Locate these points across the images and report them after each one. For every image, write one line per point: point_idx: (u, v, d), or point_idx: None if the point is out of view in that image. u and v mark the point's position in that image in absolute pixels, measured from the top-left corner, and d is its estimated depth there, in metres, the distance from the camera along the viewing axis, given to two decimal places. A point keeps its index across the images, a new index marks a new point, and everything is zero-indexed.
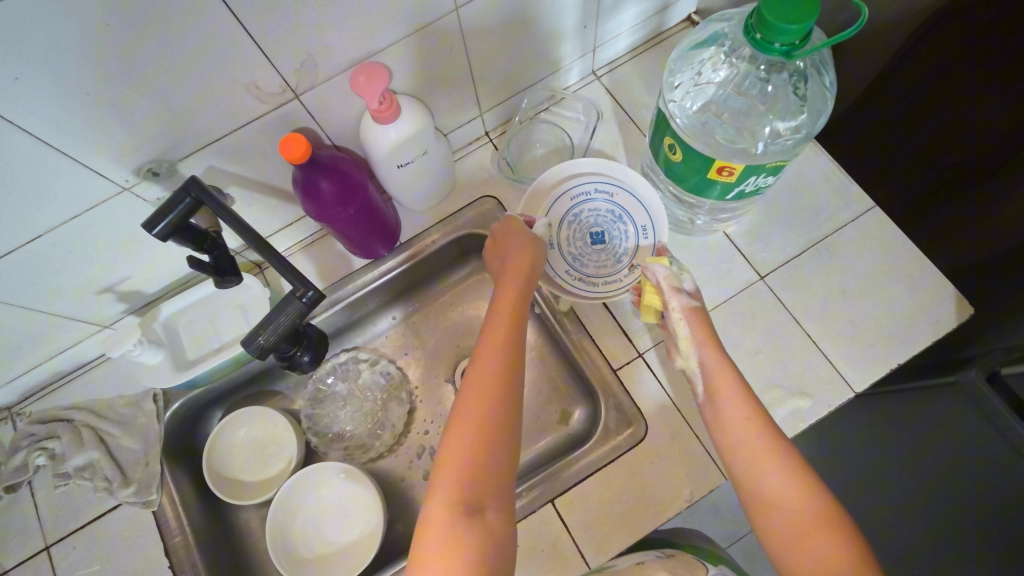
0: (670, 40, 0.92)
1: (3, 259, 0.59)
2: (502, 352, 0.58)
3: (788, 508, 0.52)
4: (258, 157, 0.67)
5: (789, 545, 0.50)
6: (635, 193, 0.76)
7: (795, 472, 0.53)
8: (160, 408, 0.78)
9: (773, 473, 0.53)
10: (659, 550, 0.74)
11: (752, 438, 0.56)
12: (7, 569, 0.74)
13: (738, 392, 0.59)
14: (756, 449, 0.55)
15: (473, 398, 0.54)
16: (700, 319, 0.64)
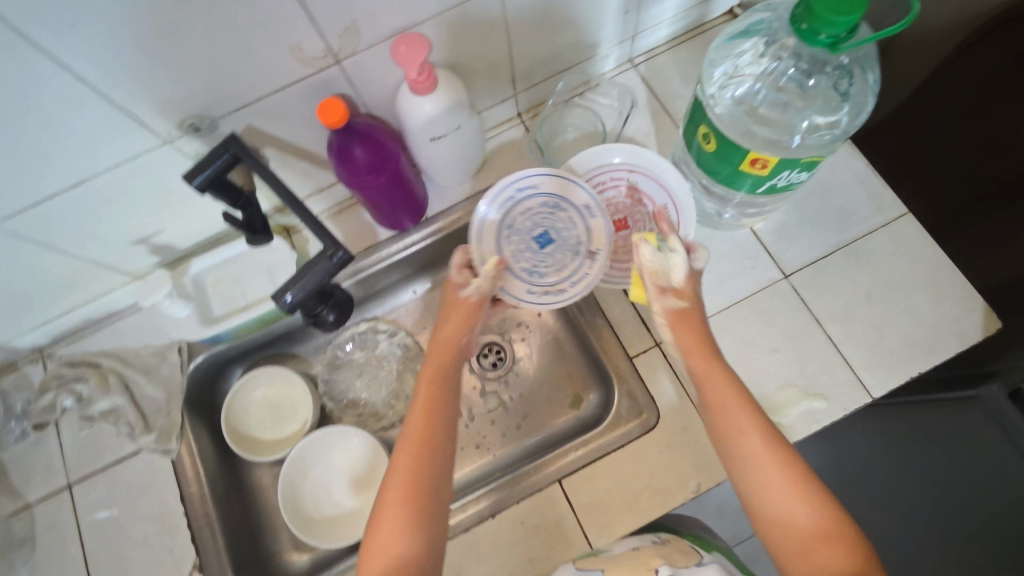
0: (711, 33, 0.91)
1: (46, 201, 0.61)
2: (424, 449, 0.58)
3: (795, 517, 0.52)
4: (295, 121, 0.68)
5: (796, 551, 0.51)
6: (558, 176, 0.72)
7: (801, 482, 0.53)
8: (184, 361, 0.80)
9: (781, 482, 0.53)
10: (655, 535, 0.69)
11: (758, 448, 0.55)
12: (31, 502, 0.77)
13: (733, 401, 0.58)
14: (761, 459, 0.54)
15: (392, 508, 0.55)
16: (688, 322, 0.64)
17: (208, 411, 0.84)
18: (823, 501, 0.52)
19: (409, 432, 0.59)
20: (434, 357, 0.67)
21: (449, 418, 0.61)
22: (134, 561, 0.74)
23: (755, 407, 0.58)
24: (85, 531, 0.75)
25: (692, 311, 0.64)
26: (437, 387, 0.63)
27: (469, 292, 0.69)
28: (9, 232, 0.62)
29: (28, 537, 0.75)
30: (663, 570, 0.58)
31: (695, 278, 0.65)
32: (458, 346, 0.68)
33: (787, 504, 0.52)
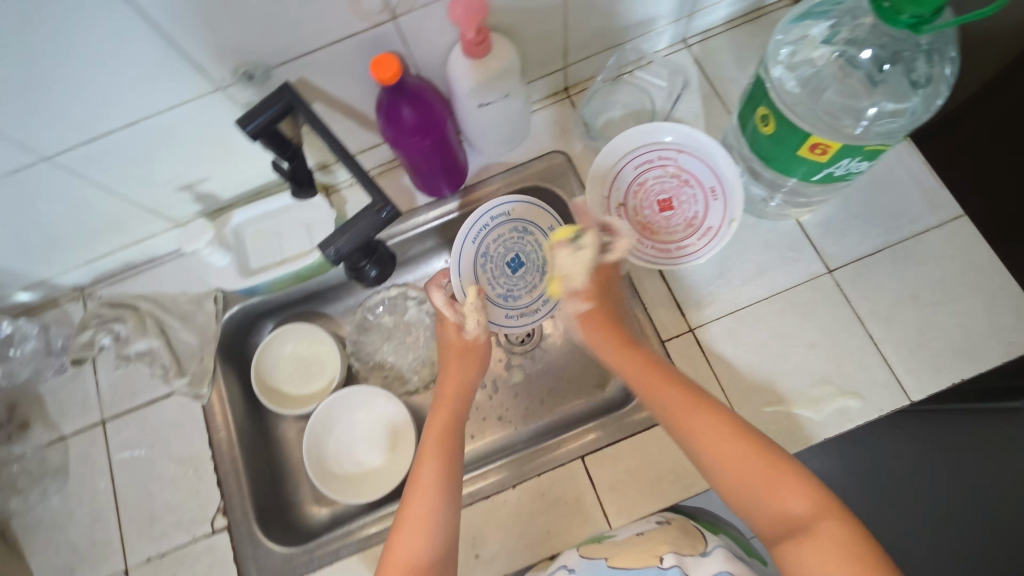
0: (772, 15, 0.87)
1: (100, 140, 0.62)
2: (439, 482, 0.60)
3: (744, 468, 0.52)
4: (345, 77, 0.67)
5: (748, 497, 0.51)
6: (528, 201, 0.78)
7: (739, 436, 0.53)
8: (219, 310, 0.82)
9: (723, 438, 0.54)
10: (660, 516, 0.67)
11: (727, 438, 0.53)
12: (65, 435, 0.79)
13: (659, 380, 0.61)
14: (695, 423, 0.56)
15: (405, 545, 0.56)
16: (599, 313, 0.68)
17: (238, 361, 0.85)
18: (765, 448, 0.52)
19: (420, 479, 0.60)
20: (443, 406, 0.68)
21: (458, 462, 0.63)
22: (161, 499, 0.76)
23: (679, 381, 0.60)
24: (116, 466, 0.78)
25: (598, 295, 0.69)
26: (449, 435, 0.65)
27: (475, 331, 0.72)
28: (60, 167, 0.63)
29: (62, 467, 0.78)
30: (666, 559, 0.58)
31: (601, 265, 0.70)
32: (466, 397, 0.70)
33: (732, 455, 0.52)
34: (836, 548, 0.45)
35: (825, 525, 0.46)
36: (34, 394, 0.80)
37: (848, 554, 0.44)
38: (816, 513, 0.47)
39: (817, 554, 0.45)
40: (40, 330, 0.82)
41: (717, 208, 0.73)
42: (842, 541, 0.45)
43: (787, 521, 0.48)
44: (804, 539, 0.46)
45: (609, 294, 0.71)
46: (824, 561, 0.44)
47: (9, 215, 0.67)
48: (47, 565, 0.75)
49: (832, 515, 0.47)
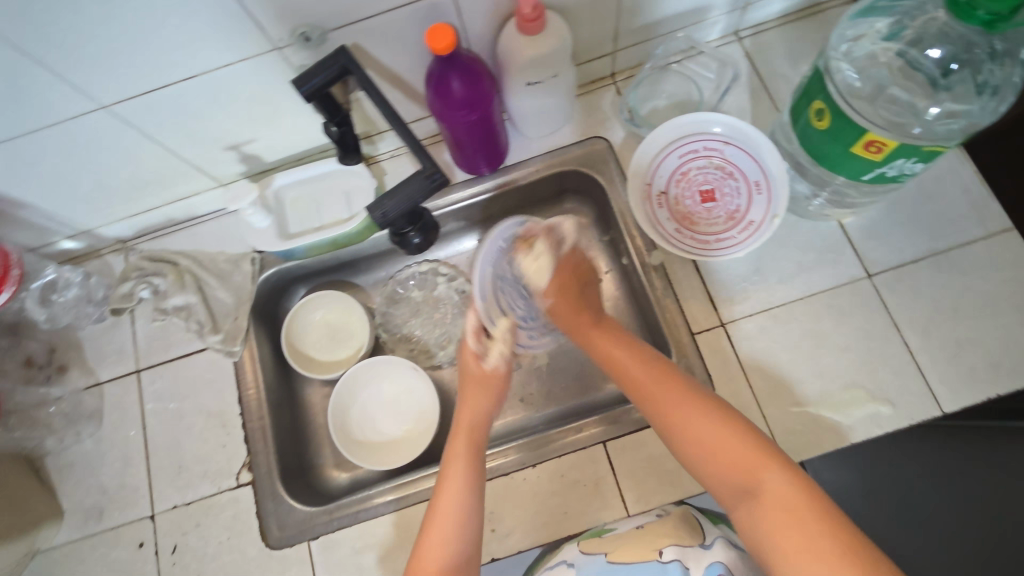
0: (828, 13, 0.85)
1: (157, 93, 0.63)
2: (464, 488, 0.60)
3: (702, 436, 0.55)
4: (398, 46, 0.67)
5: (705, 462, 0.54)
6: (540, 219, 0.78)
7: (695, 403, 0.57)
8: (255, 271, 0.83)
9: (682, 406, 0.57)
10: (659, 509, 0.67)
11: (708, 427, 0.54)
12: (101, 381, 0.81)
13: (622, 355, 0.65)
14: (657, 393, 0.59)
15: (434, 546, 0.57)
16: (561, 297, 0.71)
17: (269, 323, 0.87)
18: (717, 413, 0.55)
19: (440, 509, 0.59)
20: (458, 438, 0.66)
21: (478, 480, 0.62)
22: (190, 450, 0.78)
23: (638, 355, 0.64)
24: (148, 415, 0.80)
25: (567, 281, 0.72)
26: (468, 461, 0.63)
27: (495, 363, 0.71)
28: (117, 117, 0.65)
29: (96, 412, 0.80)
30: (666, 553, 0.57)
31: (565, 253, 0.73)
32: (481, 425, 0.68)
33: (688, 423, 0.56)
34: (784, 502, 0.47)
35: (772, 482, 0.49)
36: (73, 339, 0.83)
37: (792, 508, 0.47)
38: (762, 470, 0.50)
39: (767, 509, 0.48)
40: (82, 277, 0.83)
41: (760, 201, 0.74)
42: (788, 496, 0.48)
43: (739, 480, 0.51)
44: (755, 496, 0.49)
45: (584, 279, 0.73)
46: (771, 515, 0.48)
47: (65, 161, 0.69)
48: (78, 505, 0.77)
49: (777, 469, 0.50)
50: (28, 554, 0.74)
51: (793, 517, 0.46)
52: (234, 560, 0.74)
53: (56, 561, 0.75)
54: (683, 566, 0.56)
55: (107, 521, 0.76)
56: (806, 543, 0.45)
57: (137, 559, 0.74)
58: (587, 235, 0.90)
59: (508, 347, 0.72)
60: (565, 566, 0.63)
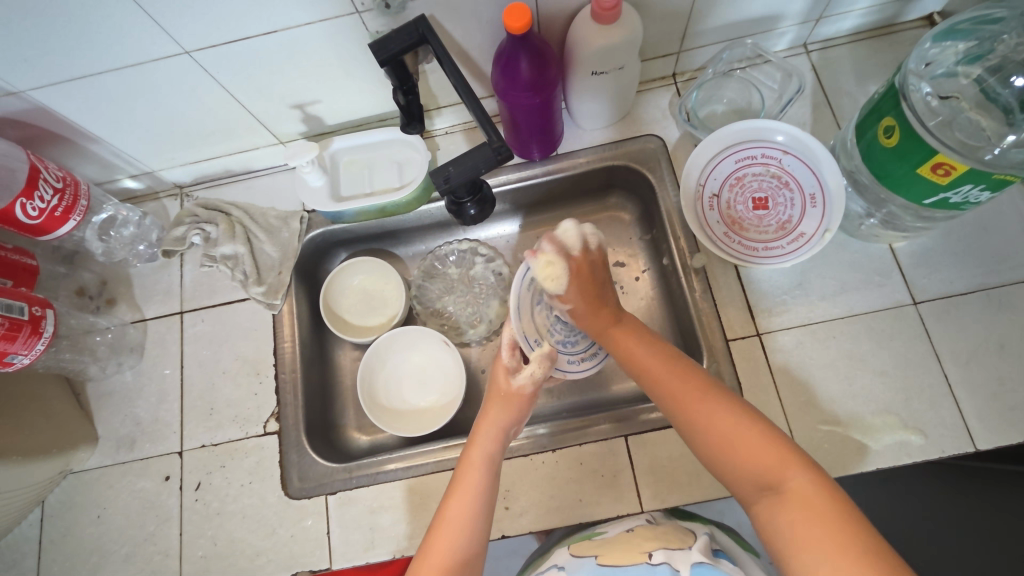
0: (901, 35, 0.84)
1: (238, 44, 0.65)
2: (473, 496, 0.60)
3: (725, 435, 0.54)
4: (471, 22, 0.68)
5: (728, 461, 0.54)
6: None
7: (719, 404, 0.56)
8: (303, 230, 0.86)
9: (707, 405, 0.57)
10: (651, 516, 0.68)
11: (731, 425, 0.54)
12: (147, 317, 0.85)
13: (644, 352, 0.64)
14: (680, 391, 0.59)
15: (442, 542, 0.57)
16: (580, 300, 0.68)
17: (309, 282, 0.89)
18: (743, 414, 0.55)
19: (450, 512, 0.59)
20: (475, 444, 0.65)
21: (490, 487, 0.62)
22: (222, 393, 0.81)
23: (661, 350, 0.64)
24: (186, 355, 0.83)
25: (584, 280, 0.67)
26: (486, 469, 0.62)
27: (523, 381, 0.69)
28: (197, 63, 0.67)
29: (138, 346, 0.83)
30: (655, 556, 0.58)
31: (578, 254, 0.68)
32: (501, 436, 0.66)
33: (712, 422, 0.55)
34: (808, 504, 0.48)
35: (797, 481, 0.49)
36: (123, 275, 0.86)
37: (818, 511, 0.47)
38: (787, 469, 0.50)
39: (791, 510, 0.48)
40: (139, 217, 0.88)
41: (813, 215, 0.73)
42: (812, 499, 0.48)
43: (763, 479, 0.51)
44: (777, 496, 0.50)
45: (600, 275, 0.69)
46: (795, 514, 0.48)
47: (142, 101, 0.72)
48: (112, 432, 0.80)
49: (801, 471, 0.50)
50: (62, 473, 0.77)
51: (816, 519, 0.47)
52: (253, 504, 0.76)
53: (86, 483, 0.78)
54: (673, 569, 0.56)
55: (137, 451, 0.79)
56: (828, 543, 0.46)
57: (162, 491, 0.77)
58: (629, 233, 0.90)
59: (546, 369, 0.69)
60: (556, 570, 0.64)
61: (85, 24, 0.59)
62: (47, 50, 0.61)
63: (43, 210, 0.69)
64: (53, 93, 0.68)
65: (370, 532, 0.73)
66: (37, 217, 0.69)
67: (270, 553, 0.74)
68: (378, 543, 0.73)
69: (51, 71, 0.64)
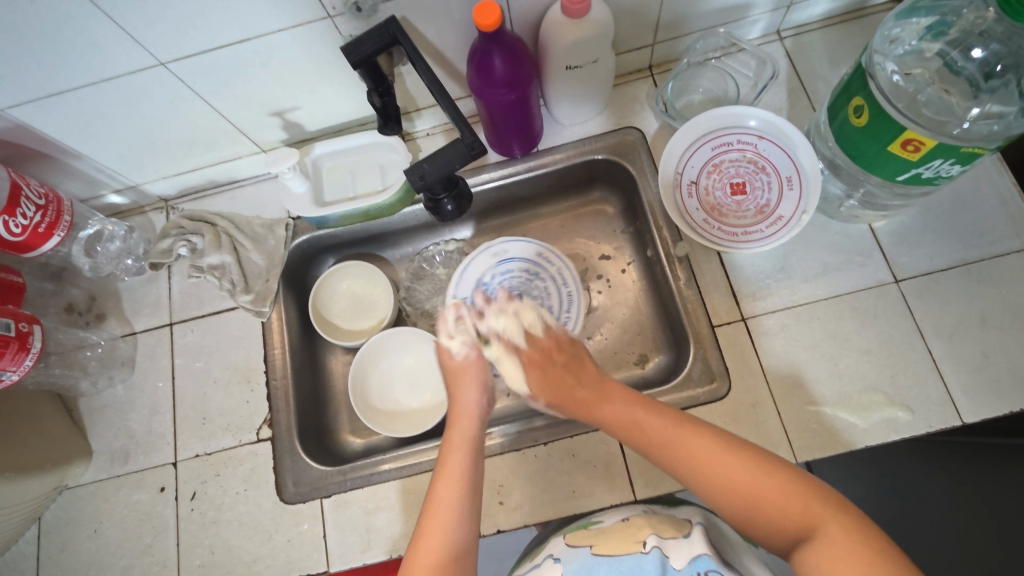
0: (872, 18, 0.85)
1: (211, 52, 0.66)
2: (460, 481, 0.60)
3: (747, 490, 0.53)
4: (444, 22, 0.69)
5: (752, 513, 0.53)
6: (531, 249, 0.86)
7: (736, 455, 0.55)
8: (288, 237, 0.86)
9: (722, 464, 0.55)
10: (648, 506, 0.68)
11: (744, 470, 0.54)
12: (136, 331, 0.85)
13: (640, 413, 0.61)
14: (691, 449, 0.57)
15: (437, 527, 0.57)
16: (553, 384, 0.67)
17: (297, 289, 0.89)
18: (757, 462, 0.54)
19: (438, 498, 0.59)
20: (455, 431, 0.66)
21: (477, 468, 0.62)
22: (214, 402, 0.81)
23: (660, 408, 0.61)
24: (177, 368, 0.83)
25: (542, 371, 0.67)
26: (468, 452, 0.63)
27: (463, 352, 0.69)
28: (174, 75, 0.68)
29: (129, 360, 0.84)
30: (648, 543, 0.59)
31: (528, 343, 0.68)
32: (476, 417, 0.67)
33: (726, 473, 0.54)
34: (841, 545, 0.47)
35: (827, 521, 0.49)
36: (112, 290, 0.86)
37: (851, 552, 0.46)
38: (813, 513, 0.50)
39: (822, 552, 0.47)
40: (125, 231, 0.88)
41: (791, 197, 0.74)
42: (844, 540, 0.47)
43: (793, 527, 0.51)
44: (807, 541, 0.49)
45: (562, 353, 0.68)
46: (826, 557, 0.47)
47: (120, 115, 0.72)
48: (106, 447, 0.80)
49: (830, 513, 0.49)
50: (57, 489, 0.77)
51: (845, 556, 0.46)
52: (249, 511, 0.76)
53: (82, 498, 0.78)
54: (663, 554, 0.57)
55: (132, 464, 0.79)
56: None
57: (157, 502, 0.77)
58: (613, 226, 0.90)
59: (473, 333, 0.70)
60: (552, 561, 0.63)
61: (58, 41, 0.60)
62: (22, 67, 0.62)
63: (27, 226, 0.70)
64: (31, 110, 0.68)
65: (367, 533, 0.73)
66: (21, 234, 0.69)
67: (268, 558, 0.74)
68: (374, 544, 0.73)
69: (28, 88, 0.65)
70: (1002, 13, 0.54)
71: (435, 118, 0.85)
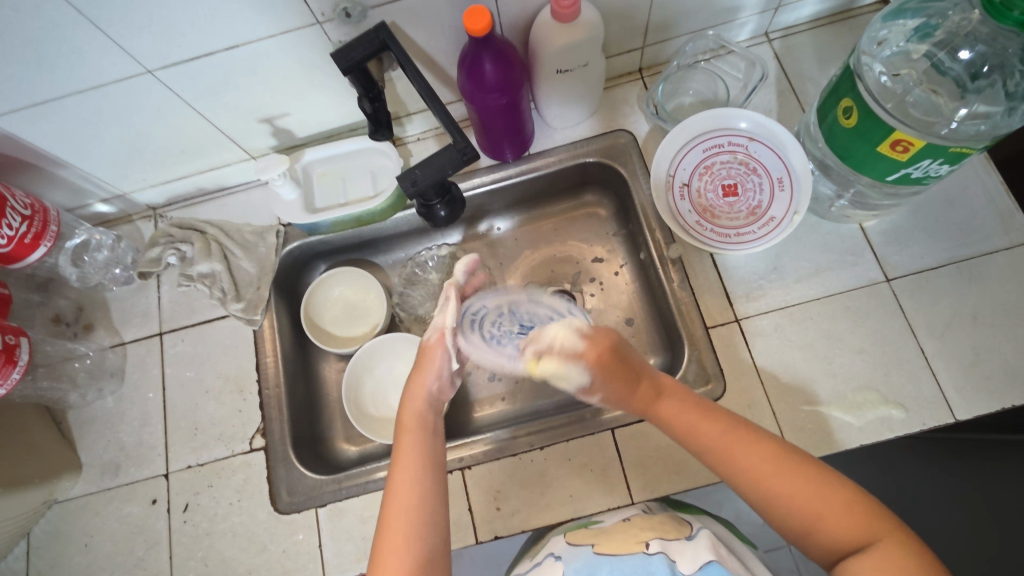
0: (858, 19, 0.86)
1: (198, 59, 0.65)
2: (419, 473, 0.58)
3: (801, 504, 0.51)
4: (434, 26, 0.69)
5: (806, 526, 0.51)
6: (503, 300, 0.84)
7: (792, 466, 0.53)
8: (279, 244, 0.85)
9: (782, 476, 0.52)
10: (647, 505, 0.68)
11: (805, 482, 0.51)
12: (125, 341, 0.84)
13: (696, 416, 0.58)
14: (752, 462, 0.54)
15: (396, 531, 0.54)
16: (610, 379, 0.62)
17: (289, 295, 0.88)
18: (816, 475, 0.52)
19: (396, 488, 0.57)
20: (408, 414, 0.64)
21: (431, 451, 0.61)
22: (206, 412, 0.80)
23: (717, 414, 0.58)
24: (168, 378, 0.82)
25: (603, 364, 0.62)
26: (420, 435, 0.62)
27: (435, 334, 0.69)
28: (160, 82, 0.67)
29: (119, 370, 0.83)
30: (652, 546, 0.58)
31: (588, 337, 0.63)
32: (429, 398, 0.66)
33: (785, 487, 0.52)
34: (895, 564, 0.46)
35: (884, 540, 0.48)
36: (100, 300, 0.85)
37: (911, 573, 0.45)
38: (871, 530, 0.48)
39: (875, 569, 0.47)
40: (113, 240, 0.87)
41: (782, 198, 0.74)
42: (897, 560, 0.46)
43: (843, 540, 0.49)
44: (859, 554, 0.48)
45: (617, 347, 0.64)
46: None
47: (106, 123, 0.71)
48: (96, 459, 0.79)
49: (887, 532, 0.48)
50: (47, 503, 0.76)
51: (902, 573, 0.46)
52: (244, 521, 0.75)
53: (73, 512, 0.77)
54: (670, 559, 0.56)
55: (123, 476, 0.78)
56: None
57: (150, 515, 0.76)
58: (607, 228, 0.90)
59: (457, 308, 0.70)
60: (553, 560, 0.62)
61: (39, 48, 0.59)
62: (6, 76, 0.61)
63: (12, 237, 0.69)
64: (16, 119, 0.67)
65: (363, 542, 0.73)
66: (7, 245, 0.68)
67: (263, 569, 0.73)
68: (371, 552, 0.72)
69: (11, 97, 0.64)
70: (986, 14, 0.55)
71: (426, 122, 0.85)
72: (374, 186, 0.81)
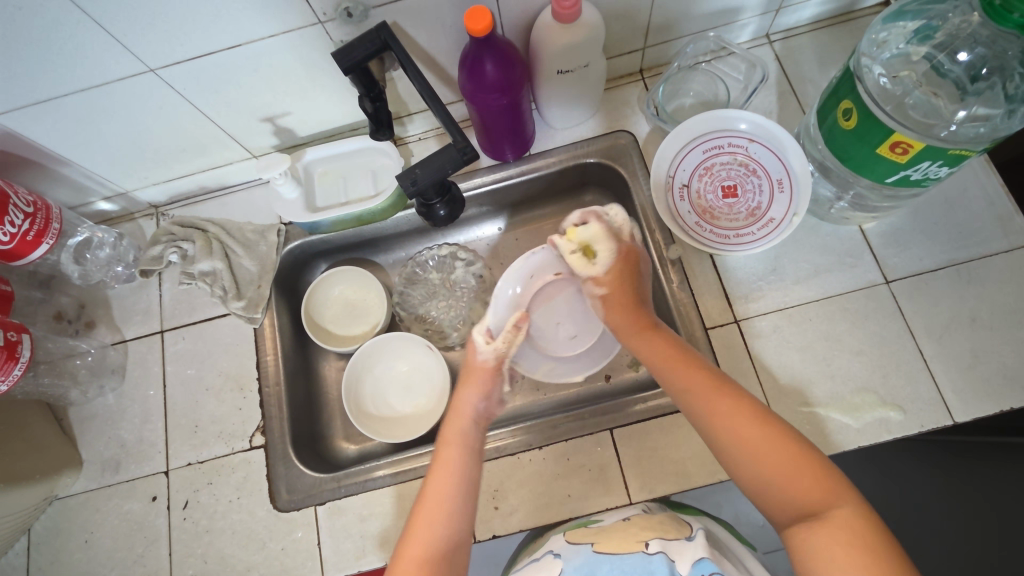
0: (859, 22, 0.86)
1: (201, 58, 0.65)
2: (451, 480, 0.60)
3: (770, 470, 0.52)
4: (435, 26, 0.69)
5: (767, 489, 0.52)
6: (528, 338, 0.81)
7: (770, 437, 0.53)
8: (280, 242, 0.85)
9: (762, 450, 0.53)
10: (646, 505, 0.68)
11: (780, 453, 0.52)
12: (126, 339, 0.84)
13: (681, 372, 0.61)
14: (735, 430, 0.55)
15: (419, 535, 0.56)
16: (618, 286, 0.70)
17: (289, 294, 0.88)
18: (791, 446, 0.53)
19: (428, 496, 0.59)
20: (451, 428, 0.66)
21: (468, 465, 0.62)
22: (206, 410, 0.80)
23: (721, 386, 0.58)
24: (168, 375, 0.82)
25: (621, 269, 0.71)
26: (461, 448, 0.63)
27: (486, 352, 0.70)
28: (163, 81, 0.67)
29: (120, 367, 0.83)
30: (652, 545, 0.58)
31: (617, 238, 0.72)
32: (474, 417, 0.68)
33: (758, 457, 0.53)
34: (845, 534, 0.47)
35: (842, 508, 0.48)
36: (101, 297, 0.85)
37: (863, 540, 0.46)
38: (832, 499, 0.49)
39: (827, 535, 0.47)
40: (115, 238, 0.87)
41: (781, 200, 0.75)
42: (851, 526, 0.47)
43: (802, 504, 0.50)
44: (815, 518, 0.49)
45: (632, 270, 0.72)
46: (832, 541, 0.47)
47: (109, 121, 0.72)
48: (96, 456, 0.79)
49: (847, 503, 0.48)
50: (47, 499, 0.76)
51: (851, 541, 0.46)
52: (243, 519, 0.75)
53: (72, 508, 0.77)
54: (669, 558, 0.56)
55: (124, 473, 0.78)
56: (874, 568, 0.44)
57: (149, 512, 0.77)
58: None
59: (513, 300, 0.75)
60: (552, 557, 0.62)
61: (43, 46, 0.59)
62: (10, 74, 0.61)
63: (15, 234, 0.69)
64: (20, 117, 0.68)
65: (362, 540, 0.73)
66: (9, 242, 0.69)
67: (262, 567, 0.73)
68: (370, 550, 0.72)
69: (15, 95, 0.64)
70: (987, 16, 0.55)
71: (427, 122, 0.85)
72: (375, 185, 0.82)
